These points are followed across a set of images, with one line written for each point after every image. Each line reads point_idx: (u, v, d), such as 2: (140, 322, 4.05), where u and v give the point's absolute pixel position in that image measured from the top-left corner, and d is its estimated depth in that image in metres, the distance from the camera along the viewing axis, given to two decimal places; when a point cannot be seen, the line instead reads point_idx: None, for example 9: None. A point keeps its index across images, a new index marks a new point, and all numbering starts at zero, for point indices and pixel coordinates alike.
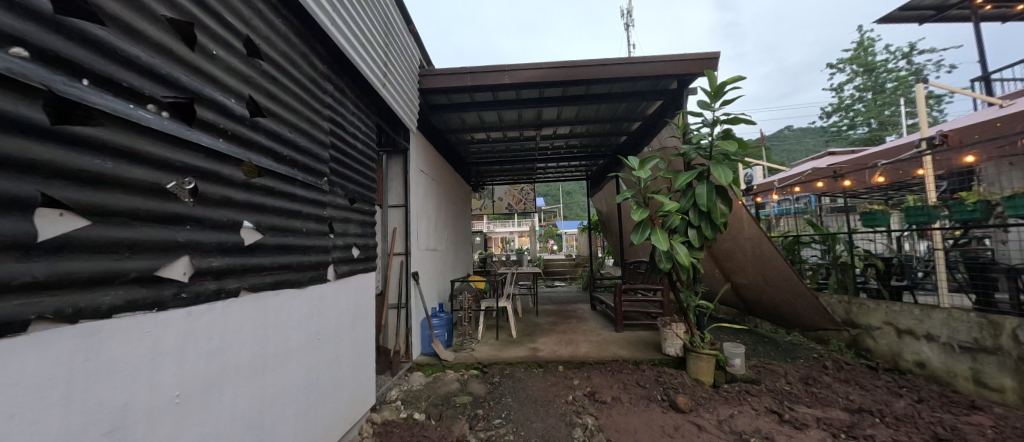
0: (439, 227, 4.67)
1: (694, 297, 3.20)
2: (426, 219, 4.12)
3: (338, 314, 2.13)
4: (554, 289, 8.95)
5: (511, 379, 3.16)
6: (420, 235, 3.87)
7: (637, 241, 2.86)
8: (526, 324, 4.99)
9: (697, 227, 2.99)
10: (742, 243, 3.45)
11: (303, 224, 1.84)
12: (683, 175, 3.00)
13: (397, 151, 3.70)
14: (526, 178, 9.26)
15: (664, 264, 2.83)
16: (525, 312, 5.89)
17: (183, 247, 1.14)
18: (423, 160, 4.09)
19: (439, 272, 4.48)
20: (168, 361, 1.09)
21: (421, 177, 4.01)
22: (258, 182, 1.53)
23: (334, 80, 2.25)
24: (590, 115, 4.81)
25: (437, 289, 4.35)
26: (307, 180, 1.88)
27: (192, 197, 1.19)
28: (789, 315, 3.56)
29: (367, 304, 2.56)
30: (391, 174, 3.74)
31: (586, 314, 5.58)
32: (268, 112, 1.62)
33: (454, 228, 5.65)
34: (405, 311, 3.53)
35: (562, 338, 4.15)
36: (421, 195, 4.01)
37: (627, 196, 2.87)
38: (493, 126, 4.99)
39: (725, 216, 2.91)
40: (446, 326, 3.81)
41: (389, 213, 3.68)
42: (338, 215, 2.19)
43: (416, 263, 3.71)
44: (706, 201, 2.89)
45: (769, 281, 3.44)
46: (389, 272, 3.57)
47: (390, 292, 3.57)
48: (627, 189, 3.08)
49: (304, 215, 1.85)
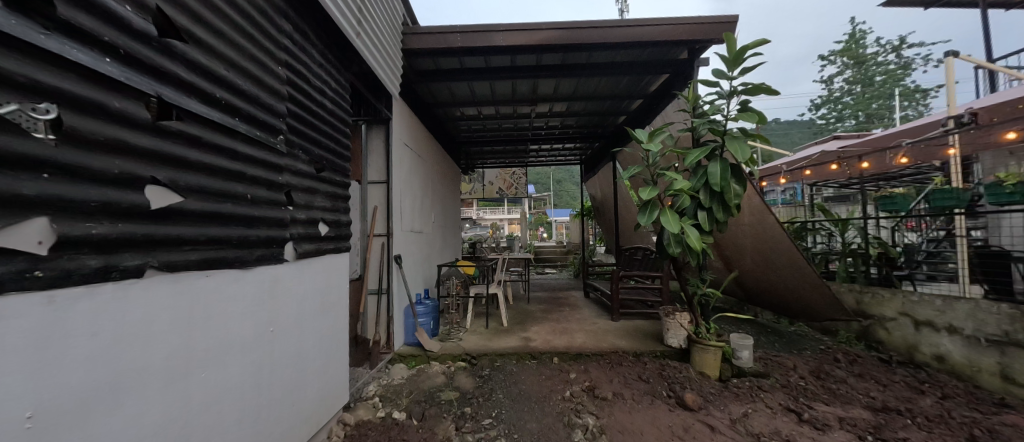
0: (425, 209, 4.32)
1: (701, 285, 2.96)
2: (410, 197, 3.77)
3: (303, 299, 1.77)
4: (545, 276, 8.77)
5: (502, 372, 2.91)
6: (404, 215, 3.54)
7: (643, 223, 2.55)
8: (518, 312, 4.74)
9: (708, 207, 2.71)
10: (751, 229, 3.22)
11: (249, 190, 1.41)
12: (695, 151, 2.70)
13: (378, 121, 3.30)
14: (518, 161, 8.91)
15: (673, 249, 2.55)
16: (516, 299, 5.64)
17: (34, 202, 0.71)
18: (408, 133, 3.72)
19: (425, 256, 4.17)
20: (12, 371, 0.69)
21: (406, 152, 3.64)
22: (175, 128, 1.07)
23: (295, 16, 1.78)
24: (590, 91, 4.47)
25: (423, 274, 4.03)
26: (254, 135, 1.43)
27: (52, 133, 0.75)
28: (796, 304, 3.38)
29: (339, 290, 2.20)
30: (371, 146, 3.33)
31: (579, 302, 5.37)
32: (193, 37, 1.14)
33: (441, 211, 5.31)
34: (387, 298, 3.20)
35: (556, 327, 3.91)
36: (406, 172, 3.65)
37: (633, 173, 2.55)
38: (485, 100, 4.59)
39: (739, 197, 2.63)
40: (431, 314, 3.50)
41: (368, 190, 3.30)
42: (302, 184, 1.75)
43: (398, 245, 3.38)
44: (719, 177, 2.62)
45: (778, 270, 3.24)
46: (369, 255, 3.23)
47: (370, 276, 3.24)
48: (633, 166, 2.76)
49: (250, 179, 1.41)
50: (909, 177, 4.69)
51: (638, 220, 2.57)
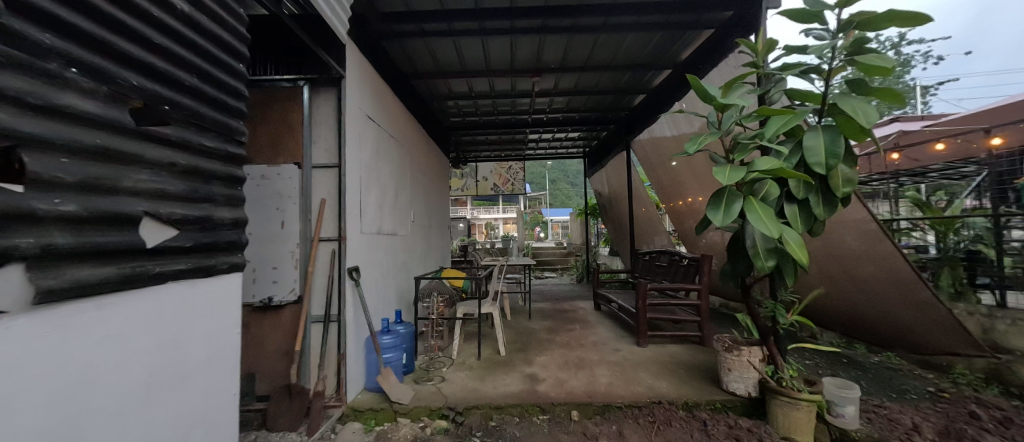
0: (400, 205, 3.41)
1: (784, 313, 2.07)
2: (377, 188, 2.85)
3: (88, 382, 0.80)
4: (544, 282, 7.92)
5: (500, 439, 2.02)
6: (365, 211, 2.61)
7: (722, 222, 1.60)
8: (518, 333, 3.86)
9: (803, 199, 1.85)
10: (855, 225, 2.39)
11: None
12: (784, 117, 1.82)
13: (327, 81, 2.36)
14: (516, 154, 8.01)
15: (763, 262, 1.63)
16: (514, 313, 4.78)
17: None
18: (373, 103, 2.79)
19: (398, 264, 3.26)
20: None
21: (369, 128, 2.72)
22: None
23: None
24: (608, 57, 3.59)
25: (396, 289, 3.12)
26: None
27: None
28: (897, 324, 2.55)
29: (222, 338, 1.23)
30: (316, 116, 2.38)
31: (590, 317, 4.52)
32: None
33: (424, 209, 4.37)
34: (338, 328, 2.28)
35: (569, 357, 3.05)
36: (370, 154, 2.73)
37: (706, 143, 1.64)
38: (479, 68, 3.68)
39: (851, 185, 1.77)
40: (402, 347, 2.59)
41: (313, 176, 2.37)
42: (55, 136, 0.75)
43: (355, 253, 2.45)
44: (828, 153, 1.75)
45: (889, 280, 2.39)
46: (313, 269, 2.31)
47: (314, 297, 2.32)
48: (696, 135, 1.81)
49: None
50: (938, 168, 4.33)
51: (712, 218, 1.63)
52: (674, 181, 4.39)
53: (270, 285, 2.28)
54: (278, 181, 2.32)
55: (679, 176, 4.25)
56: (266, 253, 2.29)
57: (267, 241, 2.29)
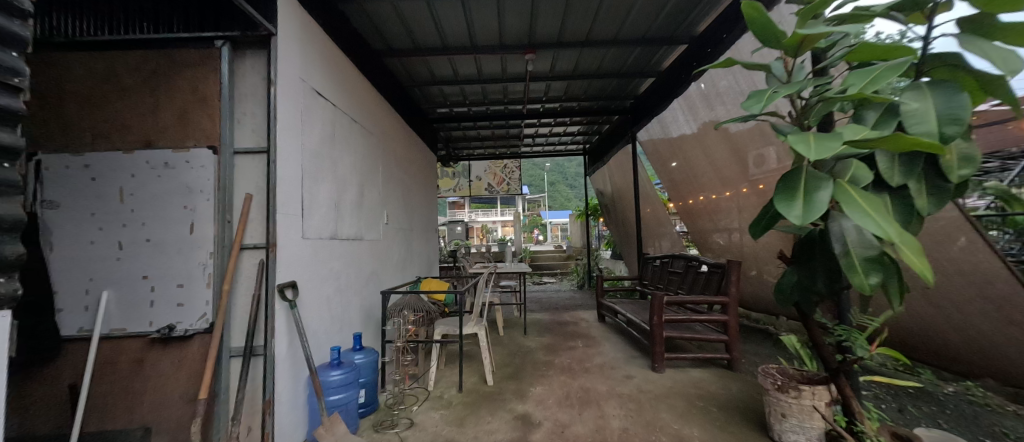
0: (368, 204, 2.85)
1: (865, 344, 1.49)
2: (331, 183, 2.29)
3: None
4: (544, 289, 7.40)
5: None
6: (311, 210, 2.05)
7: (801, 221, 1.04)
8: (511, 354, 3.30)
9: (897, 186, 1.29)
10: (936, 222, 1.86)
11: None
12: (878, 69, 1.25)
13: (253, 41, 1.82)
14: (511, 151, 7.51)
15: (862, 281, 1.06)
16: (508, 327, 4.24)
17: None
18: (325, 77, 2.23)
19: (363, 275, 2.70)
20: None
21: (319, 107, 2.16)
22: None
23: None
24: (612, 30, 3.07)
25: (358, 306, 2.56)
26: None
27: None
28: (987, 348, 2.01)
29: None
30: (240, 87, 1.84)
31: (594, 331, 3.98)
32: None
33: (403, 209, 3.81)
34: (264, 363, 1.72)
35: (571, 388, 2.49)
36: (320, 140, 2.17)
37: (777, 99, 1.10)
38: (461, 44, 3.15)
39: (968, 169, 1.20)
40: (354, 385, 2.01)
41: (235, 164, 1.81)
42: None
43: (294, 264, 1.89)
44: (942, 118, 1.18)
45: (983, 293, 1.85)
46: (232, 286, 1.75)
47: (234, 323, 1.77)
48: (757, 94, 1.23)
49: None
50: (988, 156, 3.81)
51: (784, 215, 1.07)
52: (689, 175, 3.84)
53: (173, 309, 1.73)
54: (186, 170, 1.76)
55: (697, 170, 3.70)
56: (170, 266, 1.74)
57: (171, 250, 1.75)
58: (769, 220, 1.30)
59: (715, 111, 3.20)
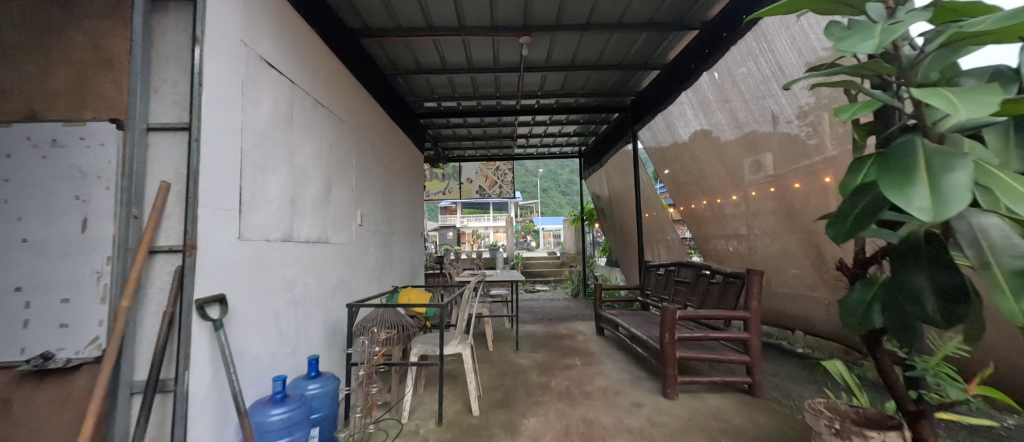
0: (336, 201, 2.46)
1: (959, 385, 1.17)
2: (285, 173, 1.89)
3: None
4: (538, 298, 7.02)
5: None
6: (254, 205, 1.65)
7: (935, 215, 0.69)
8: (500, 374, 2.90)
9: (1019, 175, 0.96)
10: None
11: None
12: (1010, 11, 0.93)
13: None
14: (503, 151, 7.18)
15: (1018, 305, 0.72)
16: (498, 341, 3.84)
17: None
18: (277, 45, 1.84)
19: (327, 284, 2.29)
20: None
21: (269, 80, 1.78)
22: None
23: None
24: (618, 13, 2.77)
25: (318, 322, 2.14)
26: None
27: None
28: None
29: None
30: (159, 49, 1.45)
31: (593, 346, 3.61)
32: None
33: (382, 209, 3.41)
34: (174, 403, 1.30)
35: (570, 420, 2.10)
36: (269, 120, 1.77)
37: (900, 34, 0.80)
38: (448, 26, 2.81)
39: None
40: (300, 427, 1.57)
41: (149, 144, 1.42)
42: None
43: (226, 273, 1.48)
44: None
45: None
46: (135, 302, 1.34)
47: (139, 349, 1.35)
48: (859, 34, 0.93)
49: None
50: None
51: (899, 205, 0.73)
52: (697, 176, 3.54)
53: (54, 331, 1.30)
54: (80, 150, 1.36)
55: (705, 170, 3.40)
56: (52, 275, 1.32)
57: (54, 253, 1.33)
58: (854, 225, 0.96)
59: (728, 103, 2.91)
